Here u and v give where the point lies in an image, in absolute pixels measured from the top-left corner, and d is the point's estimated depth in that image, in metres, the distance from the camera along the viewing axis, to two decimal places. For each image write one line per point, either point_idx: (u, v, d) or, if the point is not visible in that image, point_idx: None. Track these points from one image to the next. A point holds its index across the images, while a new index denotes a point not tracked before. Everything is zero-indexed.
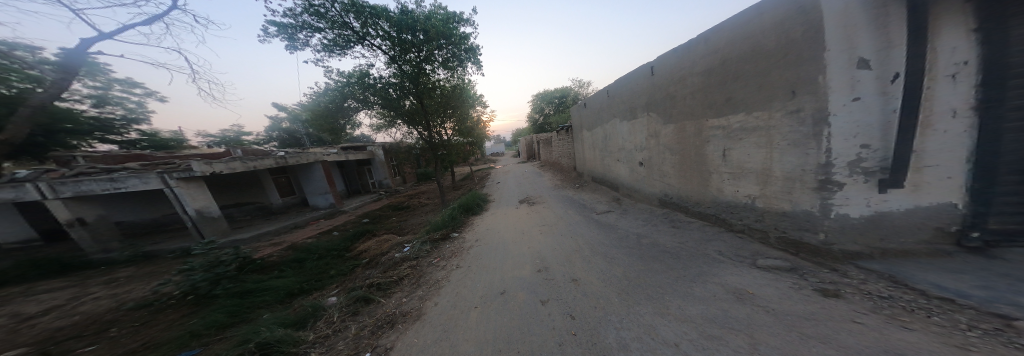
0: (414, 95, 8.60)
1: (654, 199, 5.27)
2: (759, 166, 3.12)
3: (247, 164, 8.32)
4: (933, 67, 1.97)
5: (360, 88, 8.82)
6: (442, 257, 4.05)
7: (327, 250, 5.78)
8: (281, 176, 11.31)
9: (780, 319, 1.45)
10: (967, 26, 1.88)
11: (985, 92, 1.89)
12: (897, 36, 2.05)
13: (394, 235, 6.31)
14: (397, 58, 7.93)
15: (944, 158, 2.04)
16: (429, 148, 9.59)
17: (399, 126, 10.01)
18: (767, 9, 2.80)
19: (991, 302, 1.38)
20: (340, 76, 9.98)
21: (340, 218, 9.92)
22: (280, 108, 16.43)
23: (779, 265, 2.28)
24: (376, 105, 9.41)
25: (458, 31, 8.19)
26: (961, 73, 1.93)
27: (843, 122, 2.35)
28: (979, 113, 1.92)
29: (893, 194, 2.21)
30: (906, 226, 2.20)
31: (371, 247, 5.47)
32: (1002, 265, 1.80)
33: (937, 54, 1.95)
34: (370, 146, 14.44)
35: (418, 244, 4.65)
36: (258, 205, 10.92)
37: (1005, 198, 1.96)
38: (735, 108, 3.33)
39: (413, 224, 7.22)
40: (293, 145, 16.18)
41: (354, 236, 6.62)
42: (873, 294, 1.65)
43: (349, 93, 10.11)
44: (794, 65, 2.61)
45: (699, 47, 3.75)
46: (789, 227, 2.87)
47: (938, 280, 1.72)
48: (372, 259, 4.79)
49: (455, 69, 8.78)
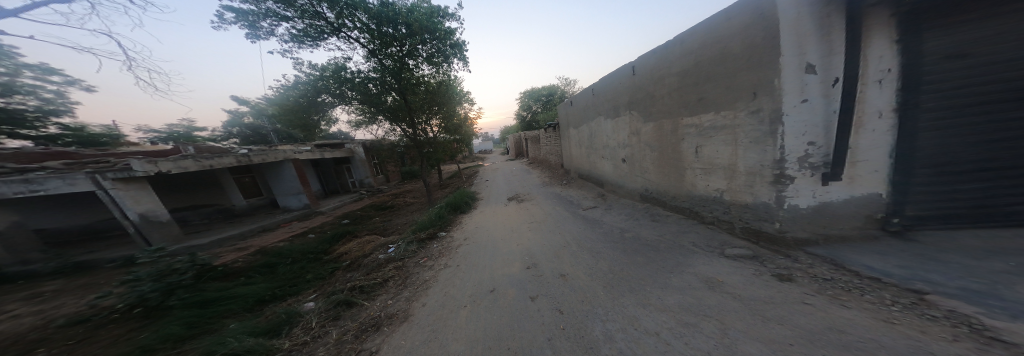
0: (397, 91, 8.14)
1: (636, 195, 5.53)
2: (727, 162, 3.37)
3: (201, 162, 7.46)
4: (865, 74, 2.31)
5: (337, 83, 8.31)
6: (429, 257, 3.98)
7: (304, 254, 5.44)
8: (246, 176, 10.72)
9: (744, 303, 1.64)
10: (893, 38, 2.22)
11: (904, 96, 2.26)
12: (837, 45, 2.35)
13: (379, 235, 6.09)
14: (378, 51, 7.41)
15: (873, 154, 2.39)
16: (415, 146, 9.22)
17: (381, 123, 9.45)
18: (734, 13, 2.99)
19: (909, 279, 1.67)
20: (312, 70, 9.26)
21: (316, 219, 9.41)
22: (241, 102, 14.72)
23: (744, 253, 2.52)
24: (355, 101, 8.85)
25: (443, 25, 7.79)
26: (887, 78, 2.28)
27: (794, 122, 2.63)
28: (900, 115, 2.29)
29: (836, 186, 2.53)
30: (845, 214, 2.54)
31: (353, 249, 5.21)
32: (915, 246, 2.16)
33: (869, 61, 2.28)
34: (349, 144, 13.85)
35: (404, 244, 4.53)
36: (217, 208, 9.92)
37: (921, 188, 2.33)
38: (706, 108, 3.54)
39: (399, 225, 6.98)
40: (259, 143, 14.50)
41: (334, 238, 6.28)
42: (818, 276, 1.91)
43: (323, 86, 9.45)
44: (755, 68, 2.84)
45: (675, 49, 3.92)
46: (750, 217, 3.15)
47: (869, 261, 2.01)
48: (354, 261, 4.58)
49: (440, 65, 8.39)
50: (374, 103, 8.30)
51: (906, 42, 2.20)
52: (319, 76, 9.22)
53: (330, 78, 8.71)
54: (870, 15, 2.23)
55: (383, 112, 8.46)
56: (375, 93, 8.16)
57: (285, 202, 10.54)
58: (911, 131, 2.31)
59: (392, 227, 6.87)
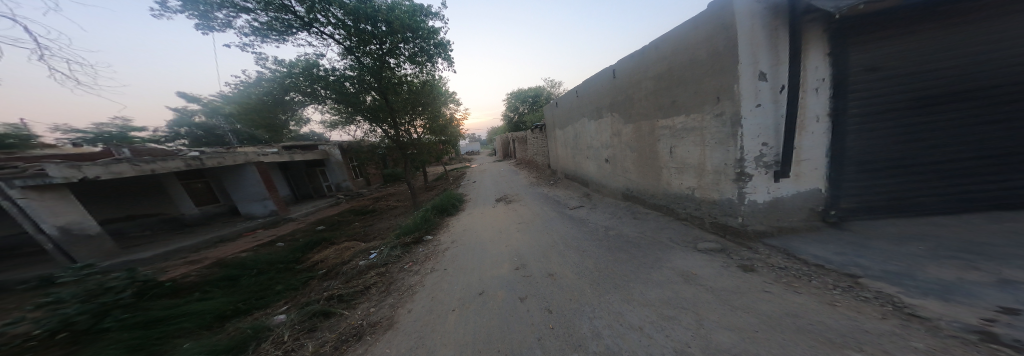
0: (378, 90, 7.76)
1: (618, 194, 5.77)
2: (696, 162, 3.58)
3: (139, 167, 6.55)
4: (805, 82, 2.68)
5: (309, 81, 7.73)
6: (415, 262, 3.87)
7: (272, 263, 4.99)
8: (198, 182, 9.73)
9: (715, 295, 1.81)
10: (826, 51, 2.63)
11: (836, 103, 2.67)
12: (783, 56, 2.69)
13: (359, 241, 5.78)
14: (355, 49, 7.04)
15: (812, 154, 2.77)
16: (397, 147, 8.87)
17: (359, 124, 8.73)
18: (700, 23, 3.22)
19: (844, 264, 1.98)
20: (278, 66, 8.40)
21: (286, 226, 8.77)
22: (192, 101, 12.88)
23: (714, 247, 2.74)
24: (329, 100, 8.19)
25: (426, 25, 7.49)
26: (821, 87, 2.67)
27: (751, 124, 2.90)
28: (833, 119, 2.70)
29: (786, 182, 2.86)
30: (794, 208, 2.88)
31: (329, 257, 4.90)
32: (849, 234, 2.52)
33: (808, 71, 2.66)
34: (323, 145, 12.93)
35: (387, 249, 4.37)
36: (162, 217, 8.97)
37: (852, 183, 2.73)
38: (678, 110, 3.77)
39: (381, 230, 6.67)
40: (215, 144, 12.61)
41: (307, 245, 5.84)
42: (775, 266, 2.17)
43: (290, 84, 8.72)
44: (717, 74, 3.08)
45: (650, 54, 4.14)
46: (717, 213, 3.36)
47: (815, 250, 2.32)
48: (330, 270, 4.30)
49: (423, 64, 8.09)
50: (352, 103, 7.76)
51: (835, 57, 2.60)
52: (286, 72, 8.37)
53: (298, 75, 8.04)
54: (807, 34, 2.59)
55: (362, 113, 7.92)
56: (353, 93, 7.62)
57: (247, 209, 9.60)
58: (843, 134, 2.70)
59: (373, 232, 6.54)
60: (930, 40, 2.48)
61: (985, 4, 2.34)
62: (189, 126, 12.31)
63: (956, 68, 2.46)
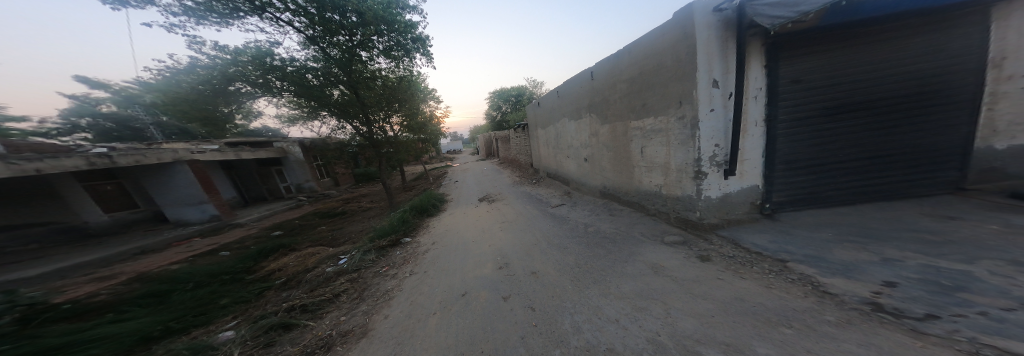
0: (347, 84, 7.57)
1: (597, 192, 6.04)
2: (663, 161, 3.89)
3: (19, 167, 5.14)
4: (747, 90, 3.08)
5: (260, 71, 7.22)
6: (392, 265, 3.69)
7: (215, 275, 4.35)
8: (108, 184, 8.19)
9: (680, 284, 2.03)
10: (762, 64, 3.06)
11: (771, 110, 3.12)
12: (730, 66, 3.04)
13: (326, 246, 5.31)
14: (320, 39, 6.89)
15: (752, 155, 3.21)
16: (370, 146, 8.55)
17: (325, 119, 8.24)
18: (667, 30, 3.44)
19: (777, 251, 2.38)
20: (218, 52, 7.08)
21: (232, 234, 7.74)
22: (98, 87, 10.25)
23: (678, 240, 3.06)
24: (291, 93, 7.62)
25: (402, 18, 7.18)
26: (759, 95, 3.10)
27: (707, 127, 3.19)
28: (768, 124, 3.14)
29: (734, 179, 3.27)
30: (740, 202, 3.32)
31: (290, 265, 4.43)
32: (780, 225, 2.99)
33: (749, 81, 3.07)
34: (279, 142, 12.50)
35: (360, 254, 4.12)
36: (55, 228, 7.34)
37: (782, 179, 3.24)
38: (648, 113, 4.04)
39: (352, 233, 6.22)
40: (131, 139, 10.61)
41: (261, 253, 5.23)
42: (725, 255, 2.51)
43: (234, 74, 7.42)
44: (680, 80, 3.33)
45: (624, 58, 4.36)
46: (680, 208, 3.68)
47: (756, 239, 2.72)
48: (290, 278, 3.89)
49: (399, 59, 7.85)
50: (317, 97, 7.35)
51: (771, 70, 3.04)
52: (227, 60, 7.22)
53: (251, 64, 7.27)
54: (749, 47, 2.99)
55: (328, 108, 7.62)
56: (316, 85, 7.33)
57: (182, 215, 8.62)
58: (777, 138, 3.16)
59: (343, 237, 6.06)
60: (840, 58, 3.01)
61: (872, 32, 2.94)
62: (93, 117, 9.95)
63: (855, 84, 3.04)
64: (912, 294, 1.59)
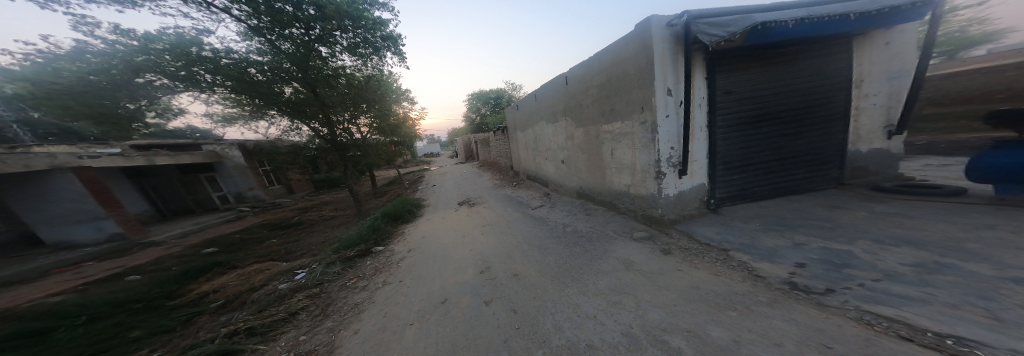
0: (303, 81, 6.84)
1: (573, 192, 6.28)
2: (629, 162, 4.20)
3: None
4: (693, 99, 3.50)
5: (180, 61, 5.63)
6: (361, 277, 3.43)
7: (120, 304, 3.50)
8: None
9: (647, 278, 2.24)
10: (704, 76, 3.50)
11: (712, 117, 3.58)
12: (680, 75, 3.40)
13: (277, 262, 4.72)
14: (268, 30, 6.09)
15: (699, 156, 3.66)
16: (333, 148, 8.21)
17: (273, 118, 7.31)
18: (628, 41, 3.69)
19: (721, 242, 2.78)
20: (116, 35, 5.32)
21: (144, 255, 6.75)
22: None
23: (645, 235, 3.36)
24: (228, 90, 6.25)
25: (370, 14, 6.83)
26: (701, 103, 3.56)
27: (665, 131, 3.50)
28: (709, 129, 3.61)
29: (687, 179, 3.69)
30: (692, 199, 3.76)
31: (229, 285, 3.82)
32: (724, 218, 3.47)
33: (694, 91, 3.49)
34: (212, 146, 11.61)
35: (321, 267, 3.75)
36: None
37: (723, 178, 3.77)
38: (616, 118, 4.31)
39: (311, 246, 5.62)
40: None
41: (188, 273, 4.40)
42: (682, 247, 2.84)
43: (141, 64, 5.45)
44: (641, 88, 3.59)
45: (594, 65, 4.57)
46: (645, 206, 4.00)
47: (706, 232, 3.12)
48: (232, 300, 3.35)
49: (367, 57, 7.39)
50: (262, 94, 6.38)
51: (711, 82, 3.49)
52: (131, 47, 5.37)
53: (165, 53, 5.58)
54: (692, 60, 3.40)
55: (277, 106, 6.81)
56: (261, 82, 6.33)
57: (58, 238, 7.44)
58: (717, 142, 3.65)
59: (299, 250, 5.43)
60: (762, 75, 3.59)
61: (779, 54, 3.58)
62: None
63: (773, 97, 3.65)
64: (816, 273, 1.99)
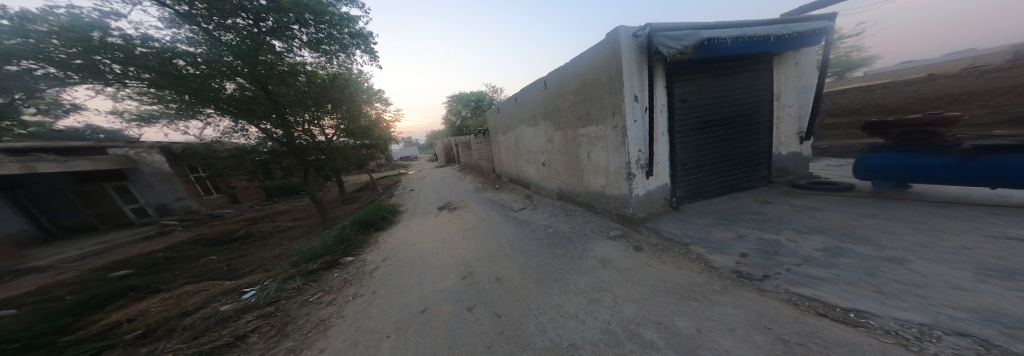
0: (252, 77, 5.96)
1: (554, 194, 6.40)
2: (604, 165, 4.40)
3: None
4: (656, 105, 3.80)
5: (76, 49, 4.46)
6: (326, 291, 3.13)
7: None
8: None
9: (621, 275, 2.40)
10: (665, 85, 3.81)
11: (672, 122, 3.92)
12: (645, 83, 3.64)
13: (219, 281, 4.08)
14: (203, 18, 5.28)
15: (662, 157, 3.98)
16: (288, 151, 7.30)
17: (207, 116, 6.00)
18: (600, 49, 3.84)
19: (683, 236, 3.09)
20: None
21: (24, 283, 5.32)
22: None
23: (619, 233, 3.58)
24: (145, 84, 5.11)
25: (336, 10, 6.36)
26: (663, 110, 3.88)
27: (633, 134, 3.74)
28: (671, 134, 3.95)
29: (653, 179, 4.00)
30: (658, 197, 4.10)
31: (155, 311, 3.20)
32: (685, 214, 3.85)
33: (656, 98, 3.78)
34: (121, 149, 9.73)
35: (278, 283, 3.34)
36: None
37: (683, 177, 4.17)
38: (591, 122, 4.48)
39: (265, 261, 4.96)
40: None
41: (95, 302, 3.61)
42: (651, 243, 3.10)
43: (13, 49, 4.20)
44: (612, 94, 3.78)
45: (569, 70, 4.69)
46: (618, 205, 4.26)
47: (670, 228, 3.44)
48: (159, 328, 2.81)
49: (332, 54, 6.86)
50: (193, 90, 5.28)
51: (670, 91, 3.82)
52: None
53: (52, 36, 4.34)
54: (655, 70, 3.68)
55: (214, 104, 5.67)
56: (188, 77, 5.21)
57: None
58: (677, 146, 4.01)
59: (249, 266, 4.75)
60: (711, 87, 4.03)
61: (723, 68, 4.04)
62: None
63: (719, 107, 4.13)
64: (757, 261, 2.32)
